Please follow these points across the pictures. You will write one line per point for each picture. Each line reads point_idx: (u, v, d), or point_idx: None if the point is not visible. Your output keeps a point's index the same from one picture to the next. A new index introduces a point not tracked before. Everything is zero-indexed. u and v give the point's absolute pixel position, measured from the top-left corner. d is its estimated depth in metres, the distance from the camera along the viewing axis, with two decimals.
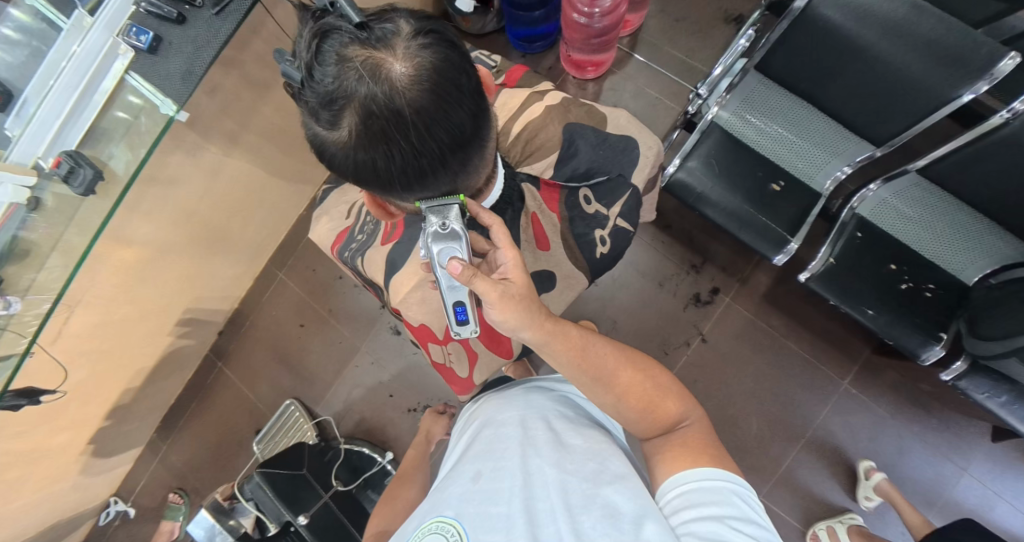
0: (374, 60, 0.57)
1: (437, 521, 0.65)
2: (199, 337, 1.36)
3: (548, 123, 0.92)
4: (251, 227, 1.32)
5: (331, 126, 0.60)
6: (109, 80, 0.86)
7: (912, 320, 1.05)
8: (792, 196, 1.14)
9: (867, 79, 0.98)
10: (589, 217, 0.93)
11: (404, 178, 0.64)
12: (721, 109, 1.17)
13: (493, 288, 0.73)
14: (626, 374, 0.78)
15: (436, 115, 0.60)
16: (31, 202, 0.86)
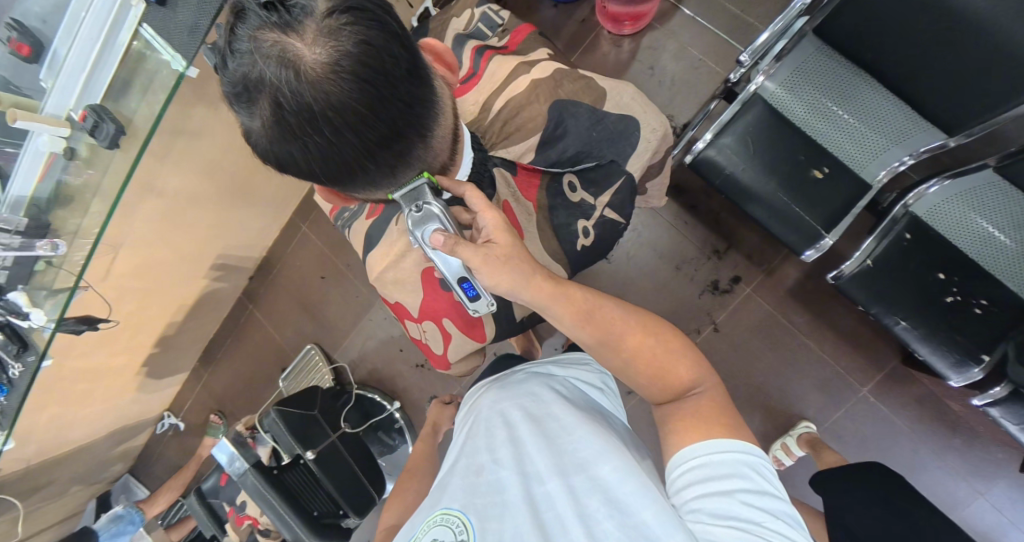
0: (281, 46, 0.54)
1: (442, 514, 0.61)
2: (232, 280, 1.47)
3: (532, 100, 0.88)
4: (279, 176, 1.37)
5: (249, 113, 0.59)
6: (126, 31, 0.86)
7: (949, 338, 0.94)
8: (836, 185, 0.99)
9: (948, 53, 0.82)
10: (574, 206, 0.90)
11: (329, 171, 0.62)
12: (767, 79, 1.02)
13: (476, 254, 0.72)
14: (633, 338, 0.71)
15: (348, 107, 0.56)
16: (68, 151, 0.91)
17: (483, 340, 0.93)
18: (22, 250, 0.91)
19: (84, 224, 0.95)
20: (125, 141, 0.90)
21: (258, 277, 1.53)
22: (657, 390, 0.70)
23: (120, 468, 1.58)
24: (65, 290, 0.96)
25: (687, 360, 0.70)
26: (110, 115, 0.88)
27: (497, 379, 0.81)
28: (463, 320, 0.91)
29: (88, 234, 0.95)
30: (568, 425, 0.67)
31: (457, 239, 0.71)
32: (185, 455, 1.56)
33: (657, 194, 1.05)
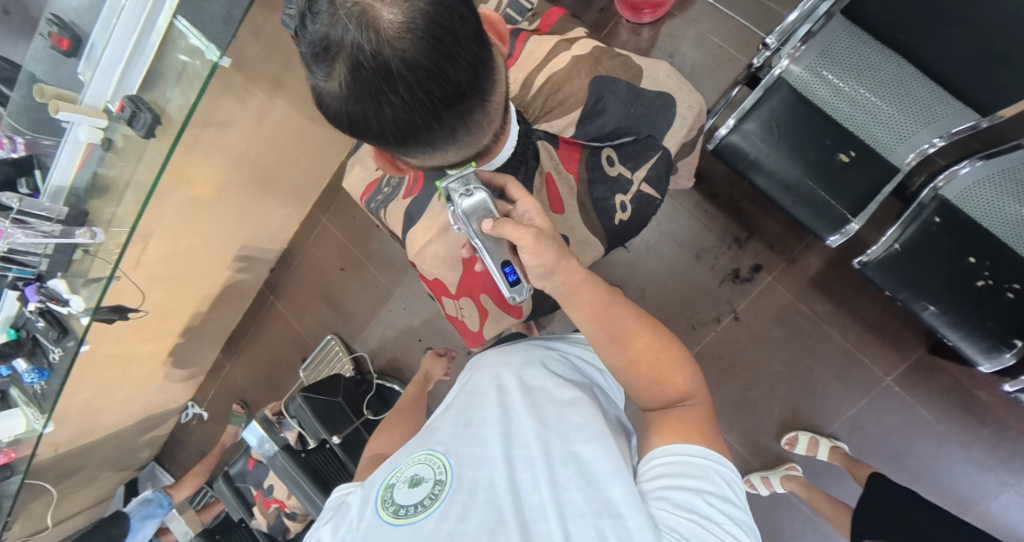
0: (362, 7, 0.55)
1: (425, 454, 0.65)
2: (254, 272, 1.50)
3: (575, 74, 0.89)
4: (300, 169, 1.40)
5: (325, 74, 0.60)
6: (159, 25, 0.89)
7: (980, 325, 0.92)
8: (865, 169, 0.98)
9: (979, 31, 0.80)
10: (611, 180, 0.90)
11: (398, 133, 0.64)
12: (791, 63, 1.00)
13: (525, 234, 0.68)
14: (642, 337, 0.69)
15: (424, 65, 0.58)
16: (106, 142, 0.95)
17: (518, 316, 0.97)
18: (63, 237, 0.94)
19: (117, 213, 0.97)
20: (160, 130, 0.92)
21: (279, 270, 1.56)
22: (653, 396, 0.68)
23: (147, 456, 1.62)
24: (101, 279, 0.98)
25: (683, 372, 0.69)
26: (146, 104, 0.90)
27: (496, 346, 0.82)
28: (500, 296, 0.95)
29: (122, 222, 0.97)
30: (557, 400, 0.67)
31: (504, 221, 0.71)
32: (208, 443, 1.59)
33: (685, 175, 1.05)
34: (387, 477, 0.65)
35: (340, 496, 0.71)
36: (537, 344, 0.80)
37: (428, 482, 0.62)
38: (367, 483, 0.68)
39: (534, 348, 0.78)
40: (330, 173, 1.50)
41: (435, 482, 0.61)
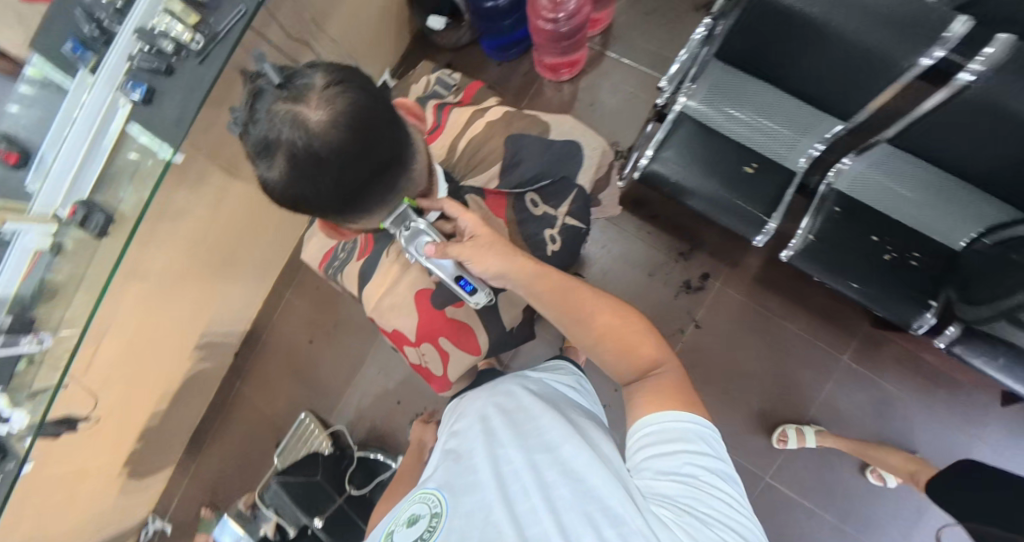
0: (294, 113, 0.65)
1: (422, 493, 0.66)
2: (214, 360, 1.46)
3: (490, 137, 1.00)
4: (258, 251, 1.44)
5: (268, 165, 0.69)
6: (112, 131, 0.97)
7: (900, 293, 1.04)
8: (768, 177, 1.12)
9: (821, 59, 0.97)
10: (539, 219, 0.99)
11: (336, 205, 0.73)
12: (688, 99, 1.15)
13: (464, 246, 0.83)
14: (602, 315, 0.77)
15: (351, 152, 0.68)
16: (56, 247, 0.96)
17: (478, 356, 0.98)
18: (6, 346, 0.91)
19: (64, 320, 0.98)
20: (114, 227, 0.98)
21: (244, 354, 1.53)
22: (625, 368, 0.74)
23: None
24: (47, 388, 0.98)
25: (647, 340, 0.74)
26: (99, 206, 0.96)
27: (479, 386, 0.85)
28: (459, 334, 0.97)
29: (71, 326, 0.97)
30: (535, 416, 0.69)
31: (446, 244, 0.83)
32: None
33: (610, 204, 1.16)
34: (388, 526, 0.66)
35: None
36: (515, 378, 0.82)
37: (425, 518, 0.62)
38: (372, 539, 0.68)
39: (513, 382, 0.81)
40: (287, 251, 1.53)
41: (432, 515, 0.62)
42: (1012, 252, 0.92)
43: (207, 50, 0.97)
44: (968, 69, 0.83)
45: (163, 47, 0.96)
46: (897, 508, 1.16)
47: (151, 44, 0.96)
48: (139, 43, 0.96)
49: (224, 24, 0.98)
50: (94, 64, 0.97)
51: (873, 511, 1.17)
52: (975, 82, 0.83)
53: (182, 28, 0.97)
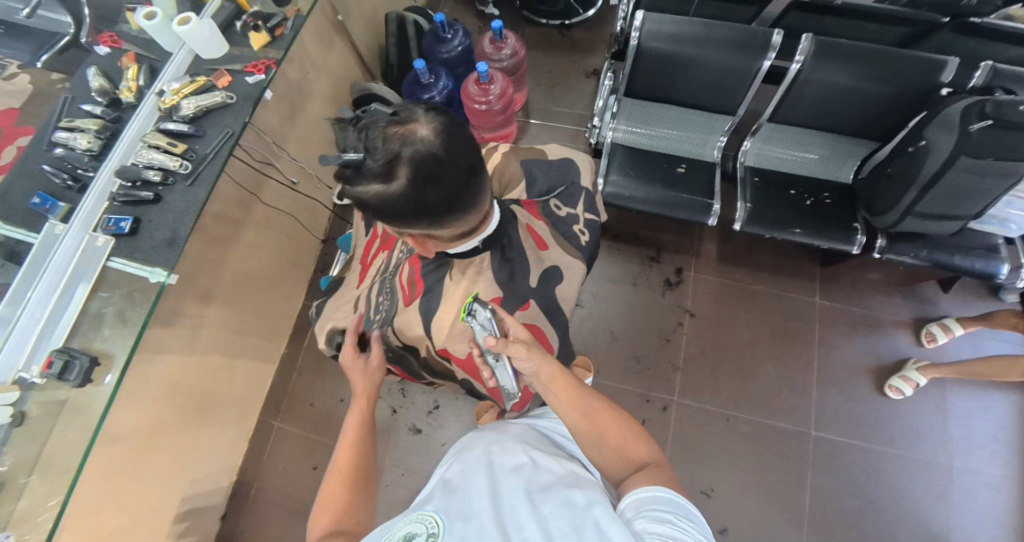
0: (407, 130, 0.76)
1: (417, 513, 0.64)
2: (201, 529, 1.31)
3: (509, 161, 1.14)
4: (237, 383, 1.36)
5: (389, 184, 0.77)
6: (91, 272, 1.06)
7: (831, 225, 1.27)
8: (695, 172, 1.35)
9: (696, 82, 1.26)
10: (564, 219, 1.09)
11: (448, 208, 0.81)
12: (615, 132, 1.39)
13: (523, 349, 0.78)
14: (612, 423, 0.73)
15: (459, 149, 0.79)
16: (14, 417, 0.99)
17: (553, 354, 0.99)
18: None
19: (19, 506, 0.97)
20: (96, 372, 1.02)
21: (233, 514, 1.37)
22: (620, 467, 0.72)
23: None
24: None
25: (644, 441, 0.73)
26: (80, 352, 1.01)
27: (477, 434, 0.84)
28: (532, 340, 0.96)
29: (21, 518, 0.97)
30: (534, 461, 0.70)
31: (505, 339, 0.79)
32: None
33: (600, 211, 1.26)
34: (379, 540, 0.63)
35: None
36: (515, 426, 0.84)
37: (421, 536, 0.60)
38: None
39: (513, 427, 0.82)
40: (270, 382, 1.48)
41: (428, 535, 0.60)
42: (886, 167, 1.20)
43: (194, 173, 1.13)
44: (796, 58, 1.17)
45: (151, 175, 1.10)
46: (920, 412, 1.26)
47: (134, 177, 1.10)
48: (118, 182, 1.11)
49: (209, 147, 1.15)
50: (66, 213, 1.08)
51: (904, 423, 1.26)
52: (804, 64, 1.16)
53: (169, 156, 1.12)
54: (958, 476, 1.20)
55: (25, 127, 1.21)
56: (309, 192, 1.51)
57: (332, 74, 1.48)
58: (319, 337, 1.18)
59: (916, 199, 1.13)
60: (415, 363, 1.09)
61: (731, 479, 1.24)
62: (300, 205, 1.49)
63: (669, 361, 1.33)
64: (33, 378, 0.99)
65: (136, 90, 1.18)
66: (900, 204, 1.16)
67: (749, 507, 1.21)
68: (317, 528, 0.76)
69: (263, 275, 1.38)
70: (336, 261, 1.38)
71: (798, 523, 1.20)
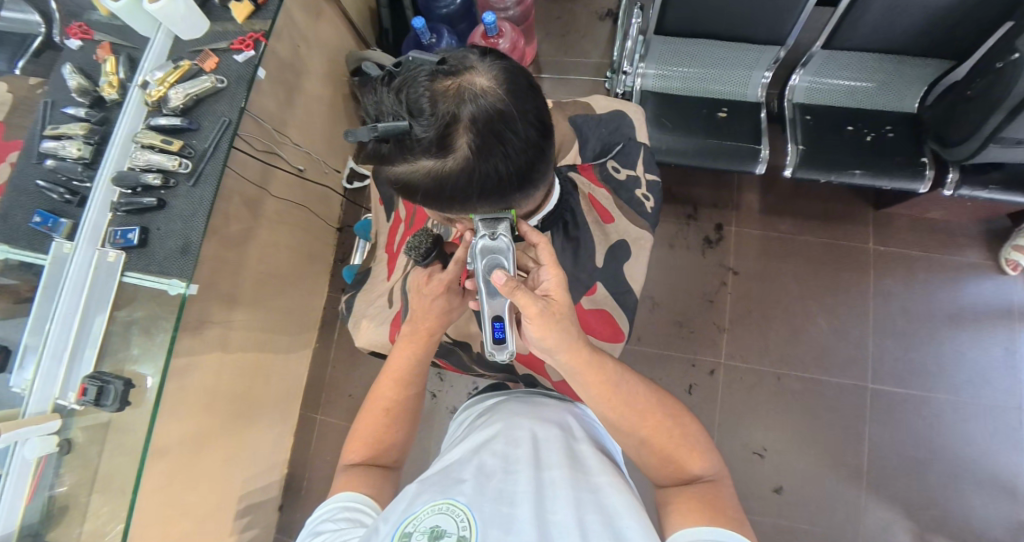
0: (462, 84, 0.66)
1: (445, 503, 0.65)
2: (261, 522, 1.35)
3: (557, 120, 1.06)
4: (273, 382, 1.36)
5: (446, 157, 0.68)
6: (112, 291, 1.02)
7: (895, 162, 1.14)
8: (738, 115, 1.22)
9: (738, 11, 1.10)
10: (624, 182, 1.07)
11: (520, 174, 0.73)
12: (644, 78, 1.27)
13: (533, 303, 0.73)
14: (652, 417, 0.76)
15: (523, 105, 0.70)
16: (63, 445, 0.97)
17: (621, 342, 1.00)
18: None
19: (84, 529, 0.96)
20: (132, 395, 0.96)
21: (289, 504, 1.41)
22: (666, 474, 0.75)
23: None
24: None
25: (699, 453, 0.75)
26: (113, 376, 0.96)
27: (510, 399, 0.87)
28: (596, 322, 1.00)
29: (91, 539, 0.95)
30: (580, 473, 0.71)
31: (518, 283, 0.74)
32: None
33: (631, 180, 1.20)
34: (401, 525, 0.64)
35: (352, 513, 0.73)
36: (561, 414, 0.84)
37: (451, 535, 0.62)
38: (384, 515, 0.68)
39: (558, 415, 0.83)
40: (307, 377, 1.49)
41: (459, 538, 0.62)
42: (966, 89, 1.07)
43: (197, 172, 1.05)
44: None
45: (150, 178, 1.02)
46: (987, 355, 1.19)
47: (134, 183, 1.03)
48: (118, 191, 1.05)
49: (207, 141, 1.07)
50: (70, 230, 1.03)
51: (970, 368, 1.19)
52: None
53: (166, 156, 1.03)
54: None
55: (12, 141, 1.12)
56: (318, 178, 1.43)
57: (326, 48, 1.35)
58: (355, 335, 1.14)
59: (1001, 125, 0.98)
60: (465, 358, 1.09)
61: (784, 439, 1.20)
62: (310, 194, 1.41)
63: (714, 324, 1.27)
64: (71, 405, 0.97)
65: (118, 85, 1.07)
66: (983, 129, 1.01)
67: (804, 466, 1.19)
68: (355, 456, 0.83)
69: (281, 272, 1.32)
70: (356, 251, 1.32)
71: (855, 478, 1.17)
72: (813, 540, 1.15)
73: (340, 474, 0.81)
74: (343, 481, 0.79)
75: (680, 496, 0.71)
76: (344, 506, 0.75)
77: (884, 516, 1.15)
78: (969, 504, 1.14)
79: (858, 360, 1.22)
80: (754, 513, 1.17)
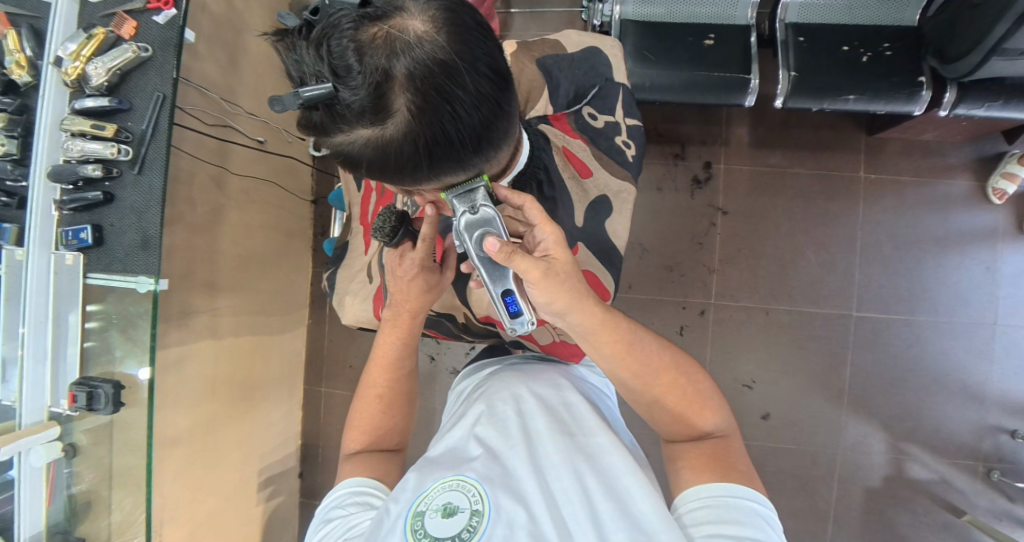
0: (395, 30, 0.54)
1: (456, 480, 0.63)
2: (285, 489, 1.41)
3: (524, 65, 0.96)
4: (271, 361, 1.36)
5: (385, 123, 0.57)
6: (79, 294, 0.93)
7: (892, 82, 1.07)
8: (727, 40, 1.12)
9: None
10: (602, 130, 0.98)
11: (475, 137, 0.62)
12: (622, 6, 1.15)
13: (534, 266, 0.64)
14: (668, 374, 0.72)
15: (472, 53, 0.58)
16: (67, 450, 0.91)
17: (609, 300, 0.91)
18: None
19: (112, 523, 0.90)
20: (126, 395, 0.89)
21: (308, 471, 1.47)
22: (679, 426, 0.72)
23: None
24: None
25: (708, 407, 0.73)
26: (101, 379, 0.89)
27: (509, 368, 0.83)
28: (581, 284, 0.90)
29: (121, 531, 0.89)
30: (586, 434, 0.69)
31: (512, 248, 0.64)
32: None
33: None
34: (414, 504, 0.63)
35: (359, 498, 0.73)
36: (557, 371, 0.81)
37: (464, 511, 0.61)
38: (394, 495, 0.66)
39: (552, 372, 0.80)
40: (304, 351, 1.49)
41: (472, 513, 0.60)
42: None
43: (140, 157, 0.92)
44: None
45: (90, 170, 0.90)
46: (970, 276, 1.21)
47: (74, 177, 0.91)
48: (59, 189, 0.94)
49: (144, 121, 0.93)
50: (17, 235, 0.93)
51: (953, 288, 1.22)
52: None
53: (101, 143, 0.90)
54: (1003, 336, 1.21)
55: None
56: (283, 150, 1.32)
57: None
58: (340, 312, 1.10)
59: (1004, 36, 0.89)
60: (454, 327, 1.02)
61: (772, 369, 1.25)
62: (276, 166, 1.31)
63: (704, 265, 1.26)
64: (67, 411, 0.91)
65: (27, 65, 0.93)
66: (986, 41, 0.92)
67: (792, 391, 1.24)
68: (355, 444, 0.82)
69: (257, 253, 1.27)
70: (335, 222, 1.26)
71: (838, 398, 1.24)
72: (801, 458, 1.24)
73: (343, 464, 0.80)
74: (347, 470, 0.78)
75: (689, 452, 0.70)
76: (351, 491, 0.74)
77: (862, 431, 1.23)
78: (940, 415, 1.22)
79: (846, 289, 1.24)
80: (744, 439, 1.25)
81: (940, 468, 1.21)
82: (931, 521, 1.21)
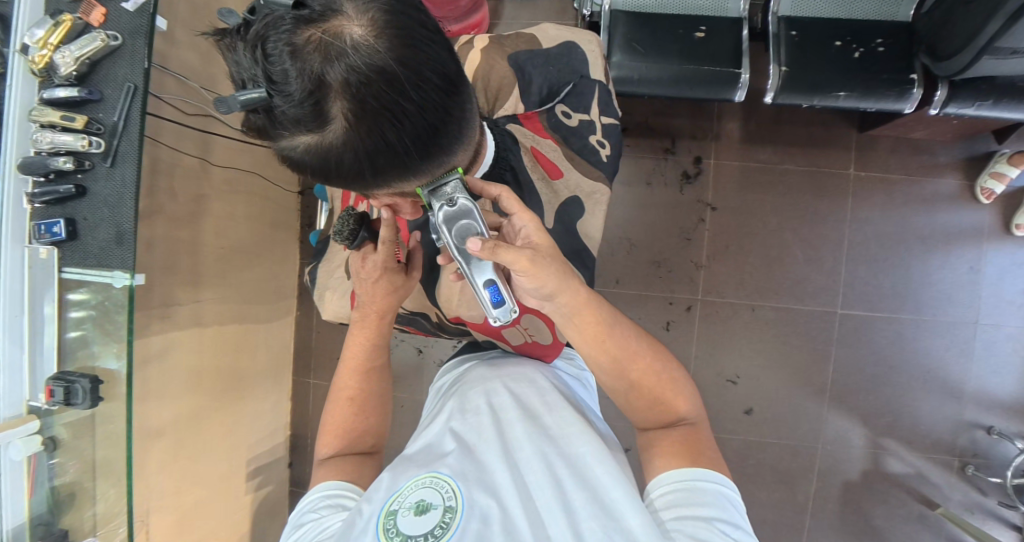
0: (331, 34, 0.51)
1: (429, 477, 0.63)
2: (274, 478, 1.42)
3: (494, 62, 0.94)
4: (258, 352, 1.35)
5: (324, 129, 0.55)
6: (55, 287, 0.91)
7: (883, 79, 1.06)
8: (718, 33, 1.10)
9: None
10: (577, 129, 0.96)
11: (421, 145, 0.59)
12: None
13: (521, 254, 0.63)
14: (642, 360, 0.72)
15: (416, 58, 0.54)
16: (48, 443, 0.89)
17: None
18: None
19: (97, 513, 0.88)
20: (104, 389, 0.87)
21: (297, 461, 1.48)
22: (654, 414, 0.72)
23: None
24: None
25: (685, 395, 0.73)
26: (78, 373, 0.87)
27: (484, 364, 0.83)
28: None
29: (106, 521, 0.87)
30: (558, 427, 0.68)
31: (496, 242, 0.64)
32: None
33: None
34: (387, 503, 0.63)
35: (333, 500, 0.72)
36: (533, 367, 0.81)
37: (437, 508, 0.61)
38: (369, 496, 0.66)
39: (528, 368, 0.80)
40: (291, 343, 1.49)
41: (445, 508, 0.60)
42: None
43: (114, 149, 0.89)
44: None
45: (61, 163, 0.87)
46: (954, 273, 1.22)
47: (45, 169, 0.88)
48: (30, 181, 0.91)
49: (115, 112, 0.89)
50: None
51: (936, 286, 1.22)
52: None
53: (72, 135, 0.86)
54: (982, 333, 1.22)
55: None
56: None
57: None
58: (321, 307, 1.09)
59: (998, 33, 0.87)
60: (430, 326, 1.01)
61: (757, 365, 1.26)
62: (260, 156, 1.28)
63: (691, 261, 1.26)
64: (45, 405, 0.89)
65: None
66: (980, 37, 0.90)
67: (776, 387, 1.26)
68: (328, 448, 0.81)
69: (241, 244, 1.25)
70: (319, 214, 1.24)
71: (820, 393, 1.25)
72: (784, 452, 1.26)
73: (316, 469, 0.79)
74: (322, 473, 0.77)
75: (663, 439, 0.70)
76: (325, 493, 0.73)
77: (842, 426, 1.25)
78: (917, 411, 1.24)
79: (832, 286, 1.24)
80: (727, 432, 1.27)
81: (917, 462, 1.24)
82: (906, 512, 1.24)
